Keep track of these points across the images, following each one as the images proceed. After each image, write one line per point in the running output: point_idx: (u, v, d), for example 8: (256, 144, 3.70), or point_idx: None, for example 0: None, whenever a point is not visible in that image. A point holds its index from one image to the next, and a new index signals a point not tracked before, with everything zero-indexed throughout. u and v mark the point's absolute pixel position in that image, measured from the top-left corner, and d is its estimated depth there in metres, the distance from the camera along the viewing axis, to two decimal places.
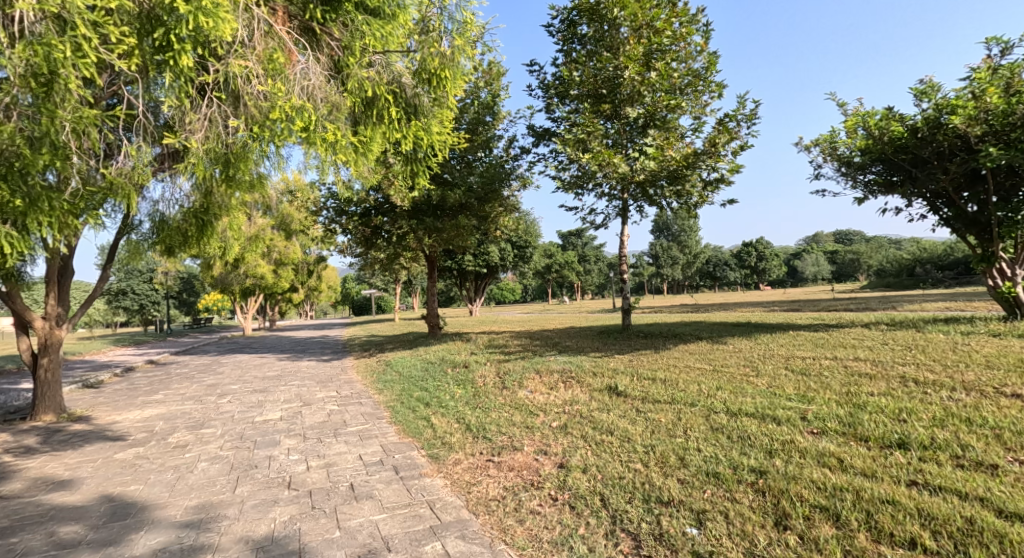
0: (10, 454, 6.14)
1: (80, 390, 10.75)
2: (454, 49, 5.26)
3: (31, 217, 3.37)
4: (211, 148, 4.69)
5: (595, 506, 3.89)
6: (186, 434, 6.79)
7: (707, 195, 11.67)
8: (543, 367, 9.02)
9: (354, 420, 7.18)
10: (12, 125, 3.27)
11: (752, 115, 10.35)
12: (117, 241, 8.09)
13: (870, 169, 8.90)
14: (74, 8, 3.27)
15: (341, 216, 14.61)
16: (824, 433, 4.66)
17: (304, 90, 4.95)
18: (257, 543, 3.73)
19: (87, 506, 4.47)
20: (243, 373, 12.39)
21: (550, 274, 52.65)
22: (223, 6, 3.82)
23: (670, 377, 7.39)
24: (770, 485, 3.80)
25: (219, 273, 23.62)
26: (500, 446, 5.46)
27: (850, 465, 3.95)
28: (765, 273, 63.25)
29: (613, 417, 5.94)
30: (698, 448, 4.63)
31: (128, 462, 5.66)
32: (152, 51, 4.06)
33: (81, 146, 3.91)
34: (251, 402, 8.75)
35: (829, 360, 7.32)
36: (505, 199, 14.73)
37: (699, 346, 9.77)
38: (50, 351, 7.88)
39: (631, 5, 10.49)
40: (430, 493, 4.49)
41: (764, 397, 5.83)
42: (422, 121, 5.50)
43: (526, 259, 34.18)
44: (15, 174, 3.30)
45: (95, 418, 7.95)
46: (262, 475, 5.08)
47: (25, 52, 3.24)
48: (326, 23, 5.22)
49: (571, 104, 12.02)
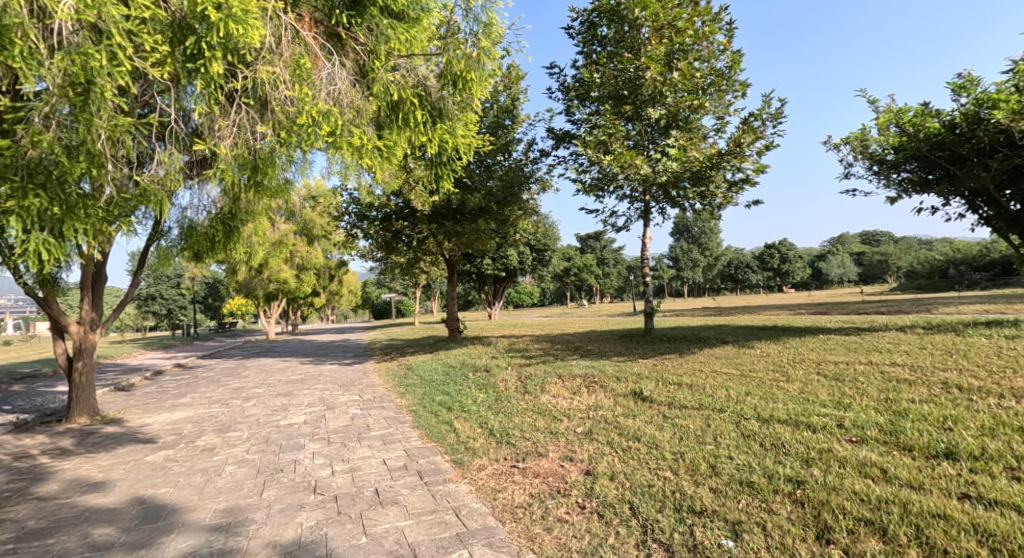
0: (46, 456, 6.28)
1: (112, 392, 11.01)
2: (479, 51, 5.26)
3: (68, 224, 3.38)
4: (239, 153, 4.74)
5: (626, 515, 3.80)
6: (213, 437, 6.87)
7: (731, 196, 11.44)
8: (566, 372, 8.91)
9: (377, 424, 7.18)
10: (51, 134, 3.32)
11: (778, 114, 10.20)
12: (147, 248, 8.25)
13: (904, 167, 8.59)
14: (110, 18, 3.32)
15: (362, 221, 14.74)
16: (864, 441, 4.49)
17: (330, 95, 4.99)
18: (285, 548, 3.72)
19: (120, 508, 4.53)
20: (266, 377, 12.54)
21: (569, 277, 52.53)
22: (252, 13, 3.85)
23: (697, 382, 7.23)
24: (810, 496, 3.66)
25: (244, 279, 24.08)
26: (524, 452, 5.38)
27: (895, 476, 3.79)
28: (789, 274, 62.07)
29: (639, 422, 5.81)
30: (730, 456, 4.50)
31: (158, 464, 5.75)
32: (184, 59, 4.12)
33: (115, 155, 3.96)
34: (275, 406, 8.83)
35: (863, 364, 7.08)
36: (524, 202, 14.71)
37: (725, 349, 9.58)
38: (84, 355, 8.05)
39: (653, 5, 10.35)
40: (455, 499, 4.44)
41: (797, 404, 5.63)
42: (447, 124, 5.50)
43: (546, 263, 34.10)
44: (53, 182, 3.35)
45: (127, 420, 8.11)
46: (288, 480, 5.09)
47: (64, 62, 3.30)
48: (351, 28, 5.25)
49: (592, 106, 11.92)
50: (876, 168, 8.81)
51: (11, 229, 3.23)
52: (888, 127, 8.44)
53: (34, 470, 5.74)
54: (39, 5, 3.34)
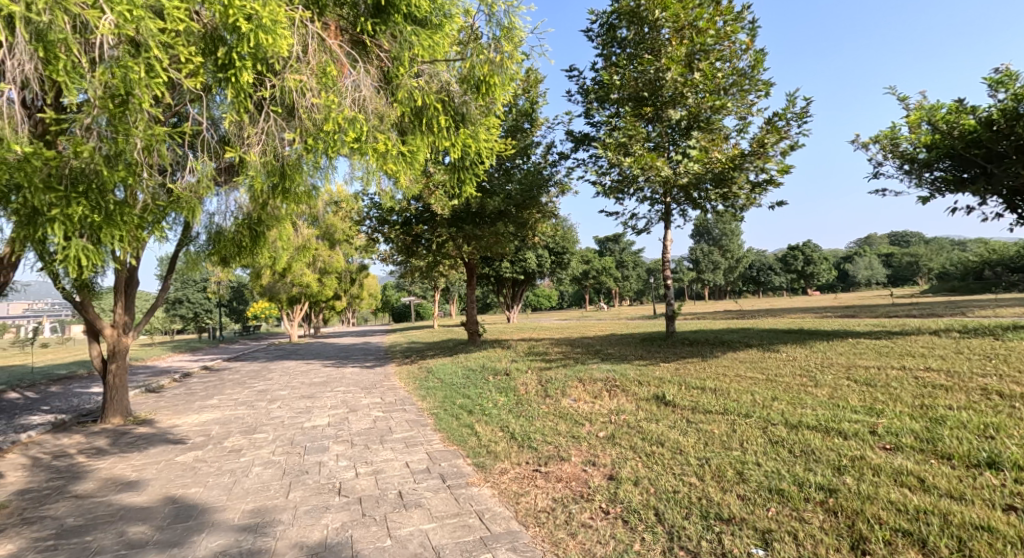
0: (83, 455, 6.47)
1: (143, 394, 11.30)
2: (502, 56, 5.30)
3: (106, 231, 3.49)
4: (268, 161, 4.82)
5: (651, 521, 3.75)
6: (241, 438, 6.99)
7: (755, 198, 11.24)
8: (586, 375, 8.87)
9: (399, 427, 7.23)
10: (91, 144, 3.43)
11: (803, 113, 10.05)
12: (176, 252, 8.46)
13: (937, 166, 8.36)
14: (147, 32, 3.43)
15: (383, 225, 14.91)
16: (898, 448, 4.37)
17: (355, 102, 5.07)
18: (311, 549, 3.76)
19: (153, 507, 4.64)
20: (291, 379, 12.72)
21: (587, 280, 52.14)
22: (280, 23, 3.95)
23: (721, 386, 7.12)
24: (842, 505, 3.57)
25: (268, 283, 24.58)
26: (546, 455, 5.37)
27: (933, 485, 3.67)
28: (814, 276, 60.71)
29: (662, 427, 5.75)
30: (758, 463, 4.41)
31: (188, 465, 5.88)
32: (215, 69, 4.23)
33: (149, 163, 4.06)
34: (300, 408, 8.95)
35: (895, 369, 6.90)
36: (543, 205, 14.69)
37: (749, 353, 9.41)
38: (118, 358, 8.27)
39: (674, 6, 10.31)
40: (478, 502, 4.45)
41: (827, 410, 5.50)
42: (470, 129, 5.57)
43: (564, 266, 33.96)
44: (94, 191, 3.47)
45: (158, 421, 8.31)
46: (313, 481, 5.15)
47: (105, 75, 3.43)
48: (376, 36, 5.31)
49: (611, 108, 11.87)
50: (908, 167, 8.58)
51: (53, 236, 3.31)
52: (920, 125, 8.21)
53: (70, 469, 5.91)
54: (81, 21, 3.47)
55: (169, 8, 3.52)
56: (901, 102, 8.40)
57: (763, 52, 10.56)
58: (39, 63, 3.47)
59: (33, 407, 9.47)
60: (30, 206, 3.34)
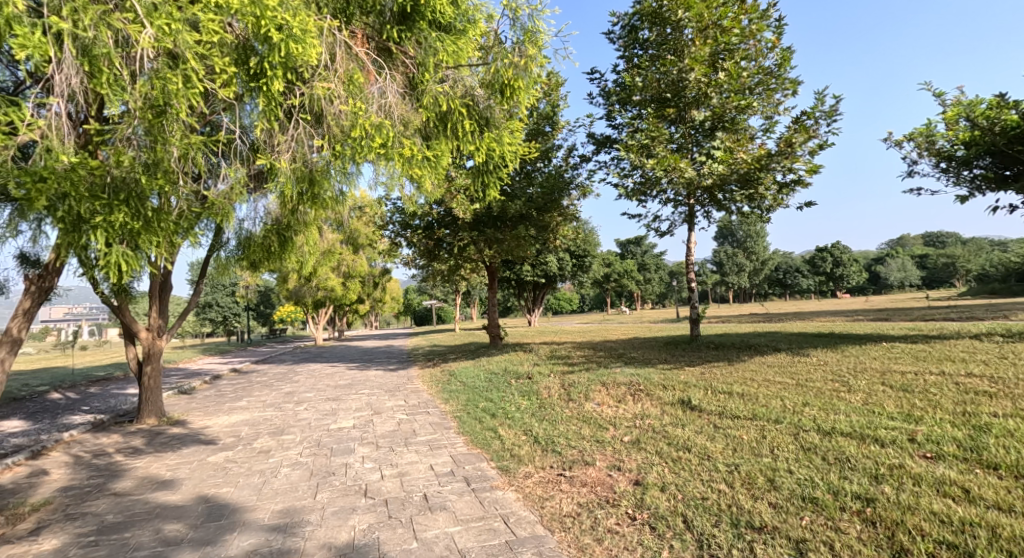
0: (120, 454, 6.68)
1: (175, 395, 11.62)
2: (526, 59, 5.31)
3: (145, 237, 3.61)
4: (297, 167, 4.87)
5: (679, 528, 3.70)
6: (269, 439, 7.13)
7: (782, 199, 10.99)
8: (609, 379, 8.78)
9: (423, 430, 7.28)
10: (131, 153, 3.56)
11: (832, 112, 9.82)
12: (207, 258, 8.69)
13: (976, 164, 8.08)
14: (184, 43, 3.54)
15: (406, 229, 15.06)
16: (940, 457, 4.22)
17: (381, 108, 5.14)
18: (339, 549, 3.81)
19: (187, 506, 4.76)
20: (316, 381, 12.92)
21: (609, 284, 51.20)
22: (310, 32, 4.04)
23: (749, 391, 6.98)
24: (881, 515, 3.47)
25: (294, 287, 25.02)
26: (570, 460, 5.33)
27: (978, 496, 3.54)
28: (845, 278, 58.38)
29: (689, 432, 5.67)
30: (790, 470, 4.31)
31: (220, 465, 6.02)
32: (247, 78, 4.35)
33: (185, 171, 4.17)
34: (326, 410, 9.09)
35: (933, 375, 6.66)
36: (564, 208, 14.61)
37: (778, 357, 9.20)
38: (152, 360, 8.51)
39: (697, 5, 10.19)
40: (503, 506, 4.44)
41: (861, 416, 5.36)
42: (494, 133, 5.59)
43: (586, 269, 33.67)
44: (133, 199, 3.57)
45: (190, 422, 8.54)
46: (340, 483, 5.23)
47: (145, 87, 3.56)
48: (402, 42, 5.38)
49: (634, 109, 11.78)
50: (945, 166, 8.33)
51: (95, 242, 3.43)
52: (958, 121, 7.94)
53: (109, 467, 6.10)
54: (123, 36, 3.60)
55: (205, 20, 3.62)
56: (937, 98, 8.15)
57: (790, 50, 10.36)
58: (84, 77, 3.58)
59: (74, 407, 9.83)
60: (74, 214, 3.43)
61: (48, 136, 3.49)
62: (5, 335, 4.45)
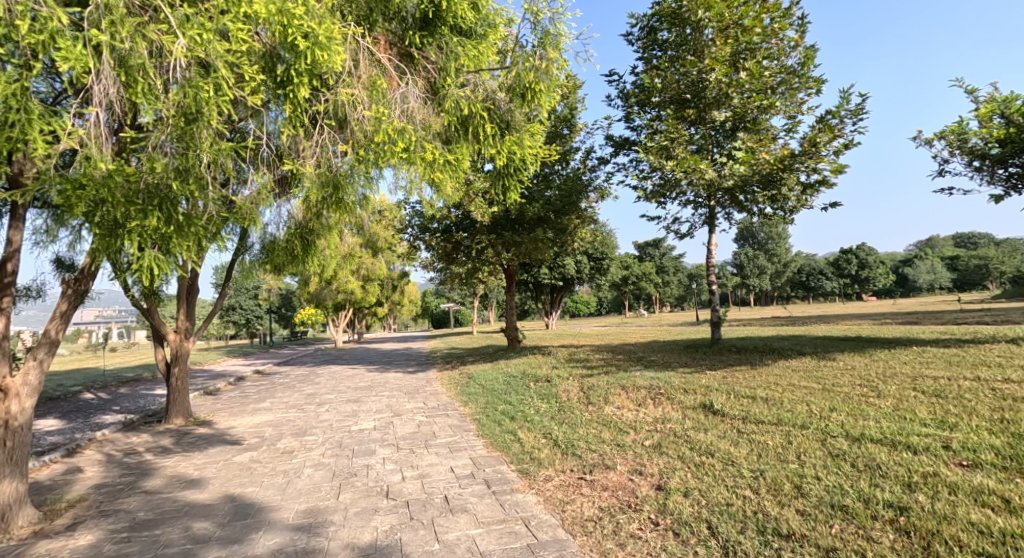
0: (150, 453, 6.85)
1: (201, 396, 11.89)
2: (547, 62, 5.32)
3: (175, 242, 3.69)
4: (322, 172, 4.90)
5: (703, 535, 3.65)
6: (292, 439, 7.25)
7: (806, 200, 10.79)
8: (629, 383, 8.72)
9: (443, 432, 7.32)
10: (163, 160, 3.65)
11: (858, 110, 9.62)
12: (233, 261, 8.88)
13: (1012, 163, 7.84)
14: (216, 53, 3.63)
15: (424, 232, 15.18)
16: (977, 465, 4.10)
17: (404, 113, 5.20)
18: (362, 550, 3.85)
19: (214, 505, 4.85)
20: (337, 384, 13.07)
21: (627, 286, 50.65)
22: (335, 39, 4.10)
23: (773, 395, 6.88)
24: (915, 524, 3.38)
25: (315, 290, 25.38)
26: (591, 463, 5.31)
27: (1020, 507, 3.43)
28: (870, 281, 56.98)
29: (711, 437, 5.59)
30: (818, 477, 4.22)
31: (245, 465, 6.12)
32: (275, 86, 4.45)
33: (214, 177, 4.26)
34: (347, 412, 9.19)
35: (968, 381, 6.47)
36: (583, 211, 14.54)
37: (802, 362, 9.03)
38: (180, 361, 8.70)
39: (717, 5, 10.12)
40: (524, 509, 4.44)
41: (892, 422, 5.23)
42: (515, 136, 5.60)
43: (604, 272, 33.49)
44: (166, 204, 3.67)
45: (216, 423, 8.71)
46: (362, 484, 5.28)
47: (178, 95, 3.66)
48: (423, 48, 5.45)
49: (653, 111, 11.73)
50: (978, 164, 8.10)
51: (129, 246, 3.52)
52: (992, 118, 7.72)
53: (140, 466, 6.26)
54: (157, 47, 3.72)
55: (234, 30, 3.70)
56: (969, 94, 7.92)
57: (814, 49, 10.19)
58: (121, 88, 3.68)
59: (105, 407, 10.09)
60: (110, 219, 3.54)
61: (87, 144, 3.59)
62: (45, 335, 4.60)
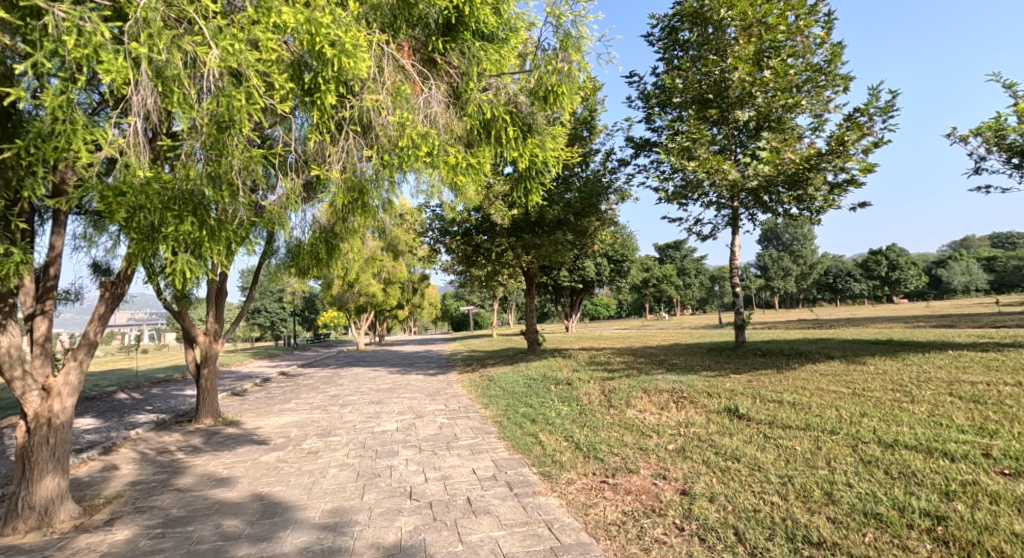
0: (181, 452, 7.03)
1: (228, 396, 12.16)
2: (570, 65, 5.30)
3: (208, 246, 3.79)
4: (348, 177, 4.97)
5: (730, 541, 3.60)
6: (317, 440, 7.38)
7: (833, 200, 10.56)
8: (651, 385, 8.66)
9: (465, 434, 7.36)
10: (196, 167, 3.77)
11: (888, 107, 9.39)
12: (260, 265, 9.08)
13: None
14: (247, 62, 3.72)
15: (445, 235, 15.30)
16: (1019, 474, 3.96)
17: (427, 118, 5.25)
18: (387, 550, 3.89)
19: (243, 503, 4.95)
20: (360, 385, 13.25)
21: (647, 288, 50.28)
22: (361, 48, 4.17)
23: (801, 400, 6.74)
24: (954, 534, 3.29)
25: (337, 293, 25.79)
26: (613, 467, 5.28)
27: None
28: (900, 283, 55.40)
29: (737, 441, 5.51)
30: (849, 484, 4.13)
31: (272, 464, 6.24)
32: (303, 94, 4.54)
33: (245, 182, 4.37)
34: (370, 413, 9.31)
35: (1008, 386, 6.24)
36: (603, 212, 14.47)
37: (830, 366, 8.83)
38: (209, 362, 8.92)
39: (740, 4, 10.02)
40: (546, 512, 4.44)
41: (927, 428, 5.08)
42: (538, 138, 5.63)
43: (624, 274, 33.30)
44: (199, 209, 3.78)
45: (244, 423, 8.90)
46: (385, 484, 5.34)
47: (212, 104, 3.75)
48: (446, 53, 5.51)
49: (674, 112, 11.66)
50: (1017, 161, 7.85)
51: (163, 251, 3.62)
52: None
53: (172, 464, 6.43)
54: (192, 58, 3.83)
55: (264, 40, 3.79)
56: (1007, 90, 7.65)
57: (841, 45, 10.00)
58: (158, 98, 3.80)
59: (138, 407, 10.38)
60: (147, 225, 3.65)
61: (126, 152, 3.71)
62: (84, 337, 4.77)
